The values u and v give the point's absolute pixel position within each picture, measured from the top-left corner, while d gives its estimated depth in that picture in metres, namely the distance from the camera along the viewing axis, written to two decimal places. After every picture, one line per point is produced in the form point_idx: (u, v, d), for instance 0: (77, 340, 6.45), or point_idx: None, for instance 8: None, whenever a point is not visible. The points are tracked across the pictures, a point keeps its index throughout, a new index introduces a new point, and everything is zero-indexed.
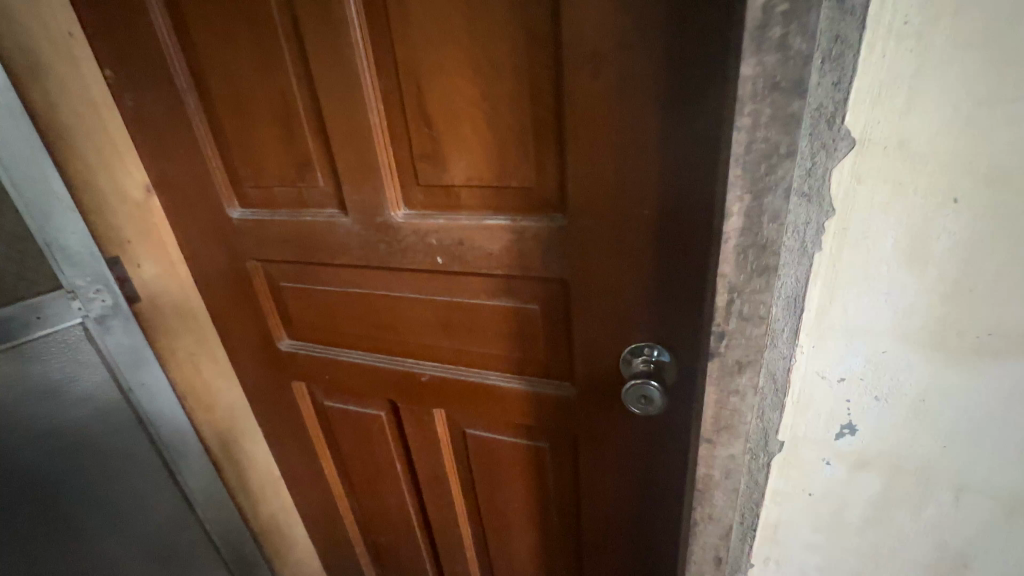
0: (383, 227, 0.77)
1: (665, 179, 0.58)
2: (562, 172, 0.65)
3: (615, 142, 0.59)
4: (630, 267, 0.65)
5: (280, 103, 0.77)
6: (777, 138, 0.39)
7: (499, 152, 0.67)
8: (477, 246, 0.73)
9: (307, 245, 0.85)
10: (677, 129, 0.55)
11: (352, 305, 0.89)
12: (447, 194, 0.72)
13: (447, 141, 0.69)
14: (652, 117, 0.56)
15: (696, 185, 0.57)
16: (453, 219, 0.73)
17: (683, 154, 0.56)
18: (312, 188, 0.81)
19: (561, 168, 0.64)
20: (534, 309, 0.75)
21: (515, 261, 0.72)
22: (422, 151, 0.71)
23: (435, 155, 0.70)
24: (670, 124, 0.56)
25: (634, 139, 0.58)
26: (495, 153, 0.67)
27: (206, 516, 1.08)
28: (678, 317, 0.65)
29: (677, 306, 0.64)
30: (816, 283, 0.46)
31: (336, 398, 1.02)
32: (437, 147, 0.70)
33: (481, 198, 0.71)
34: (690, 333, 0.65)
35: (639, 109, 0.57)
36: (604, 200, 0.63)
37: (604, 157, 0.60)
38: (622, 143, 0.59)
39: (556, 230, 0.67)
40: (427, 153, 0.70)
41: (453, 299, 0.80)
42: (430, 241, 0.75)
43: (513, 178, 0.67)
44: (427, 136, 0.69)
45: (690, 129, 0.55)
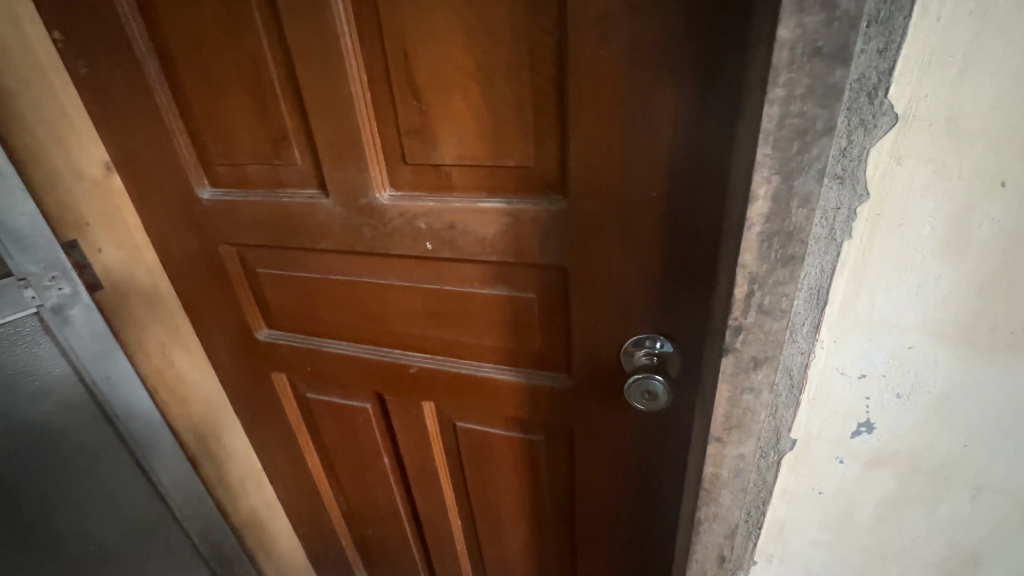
0: (367, 209, 0.72)
1: (677, 158, 0.54)
2: (563, 151, 0.60)
3: (622, 117, 0.54)
4: (634, 254, 0.61)
5: (252, 73, 0.70)
6: (814, 112, 0.35)
7: (495, 129, 0.61)
8: (469, 230, 0.68)
9: (285, 228, 0.79)
10: (691, 105, 0.51)
11: (335, 293, 0.83)
12: (438, 174, 0.67)
13: (438, 116, 0.63)
14: (663, 91, 0.52)
15: (709, 166, 0.53)
16: (445, 202, 0.68)
17: (697, 131, 0.52)
18: (289, 167, 0.74)
19: (563, 146, 0.59)
20: (531, 298, 0.71)
21: (510, 247, 0.67)
22: (409, 127, 0.65)
23: (424, 132, 0.64)
24: (684, 98, 0.51)
25: (644, 115, 0.53)
26: (491, 130, 0.62)
27: (183, 512, 1.03)
28: (683, 307, 0.61)
29: (683, 296, 0.61)
30: (842, 274, 0.42)
31: (319, 390, 0.97)
32: (426, 123, 0.64)
33: (475, 179, 0.66)
34: (696, 324, 0.61)
35: (650, 81, 0.52)
36: (609, 181, 0.58)
37: (610, 135, 0.56)
38: (630, 118, 0.54)
39: (556, 213, 0.63)
40: (416, 129, 0.65)
41: (443, 287, 0.75)
42: (419, 224, 0.70)
43: (510, 157, 0.62)
44: (415, 110, 0.63)
45: (705, 104, 0.50)
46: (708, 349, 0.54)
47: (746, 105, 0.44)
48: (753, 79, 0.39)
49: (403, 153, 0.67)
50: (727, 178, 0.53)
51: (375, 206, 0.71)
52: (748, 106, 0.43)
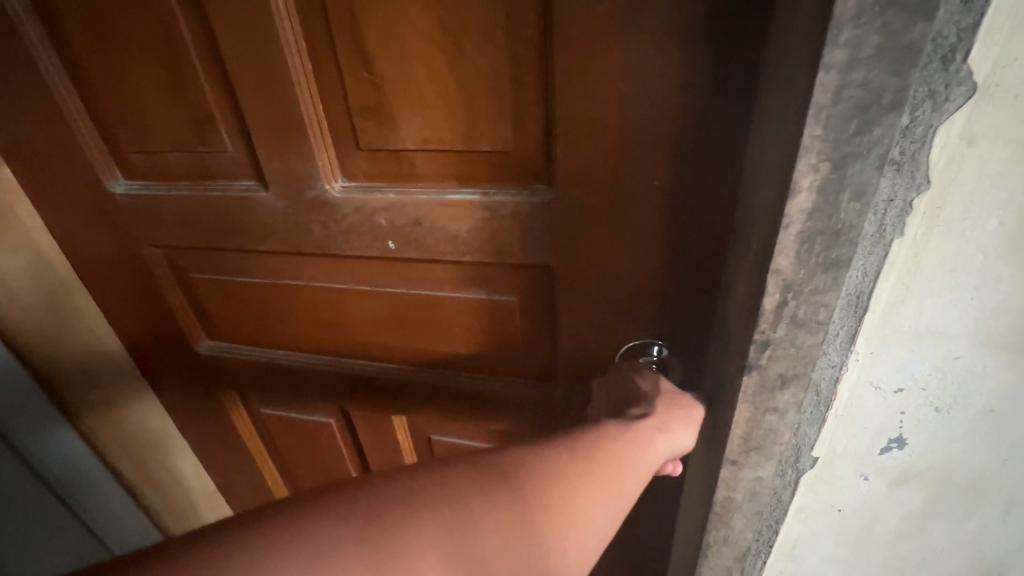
0: (316, 204, 0.61)
1: (682, 140, 0.46)
2: (546, 132, 0.51)
3: (620, 90, 0.46)
4: (630, 249, 0.54)
5: (162, 38, 0.57)
6: (880, 82, 0.27)
7: (466, 108, 0.52)
8: (439, 226, 0.59)
9: (220, 228, 0.67)
10: (698, 77, 0.43)
11: (286, 300, 0.72)
12: (398, 162, 0.57)
13: (395, 91, 0.52)
14: (669, 59, 0.44)
15: (721, 149, 0.45)
16: (409, 193, 0.58)
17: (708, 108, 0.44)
18: (218, 155, 0.62)
19: (546, 127, 0.51)
20: (512, 301, 0.63)
21: (488, 244, 0.59)
22: (361, 104, 0.54)
23: (379, 111, 0.54)
24: (694, 68, 0.43)
25: (642, 90, 0.46)
26: (461, 107, 0.52)
27: (101, 527, 0.95)
28: (685, 309, 0.55)
29: (684, 297, 0.54)
30: (888, 277, 0.36)
31: (272, 408, 0.86)
32: (381, 99, 0.53)
33: (443, 166, 0.56)
34: (698, 328, 0.55)
35: (652, 47, 0.44)
36: (601, 167, 0.50)
37: (603, 112, 0.47)
38: (629, 91, 0.46)
39: (541, 204, 0.55)
40: (369, 107, 0.54)
41: (411, 291, 0.66)
42: (379, 220, 0.60)
43: (484, 140, 0.53)
44: (367, 83, 0.52)
45: (719, 75, 0.43)
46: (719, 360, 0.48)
47: (770, 75, 0.36)
48: (790, 40, 0.31)
49: (354, 137, 0.56)
50: (738, 165, 0.46)
51: (326, 199, 0.60)
52: (774, 76, 0.35)
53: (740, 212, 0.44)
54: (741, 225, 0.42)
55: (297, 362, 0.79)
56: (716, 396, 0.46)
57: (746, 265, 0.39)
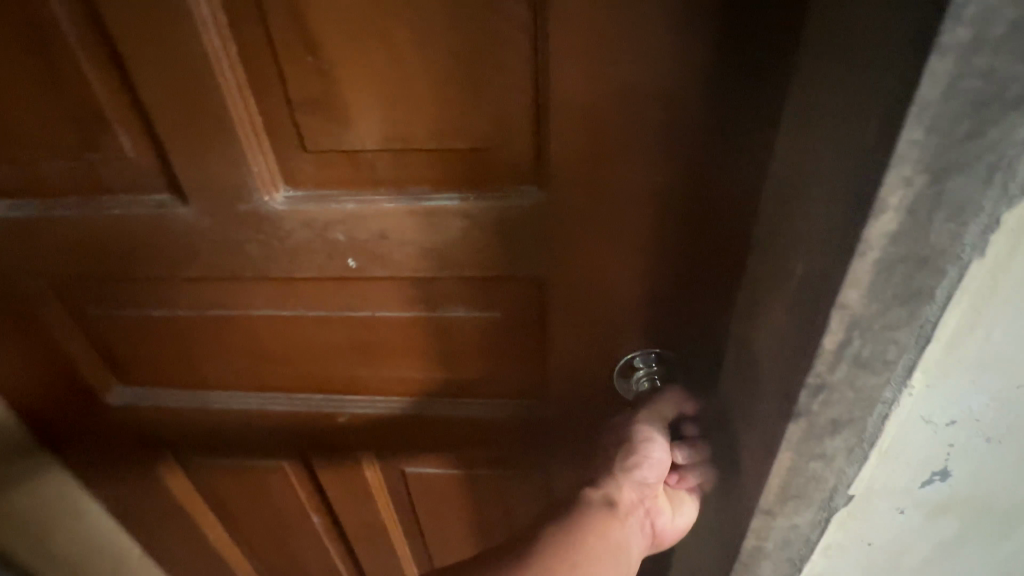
0: (251, 219, 0.49)
1: (692, 133, 0.40)
2: (535, 129, 0.43)
3: (623, 77, 0.39)
4: (634, 261, 0.47)
5: (17, 12, 0.42)
6: (1003, 71, 0.21)
7: (437, 100, 0.43)
8: (409, 240, 0.50)
9: (128, 252, 0.54)
10: (718, 63, 0.37)
11: (219, 333, 0.60)
12: (355, 165, 0.47)
13: (347, 78, 0.42)
14: (680, 41, 0.37)
15: (735, 142, 0.40)
16: (370, 203, 0.48)
17: (722, 95, 0.39)
18: (115, 163, 0.49)
19: (537, 123, 0.43)
20: (496, 318, 0.55)
21: (467, 257, 0.50)
22: (302, 94, 0.43)
23: (326, 103, 0.43)
24: (708, 49, 0.37)
25: (655, 77, 0.39)
26: (430, 97, 0.43)
27: None
28: (690, 318, 0.49)
29: (689, 305, 0.49)
30: (961, 303, 0.30)
31: (209, 462, 0.74)
32: (328, 89, 0.43)
33: (409, 168, 0.47)
34: (705, 337, 0.50)
35: (661, 28, 0.37)
36: (605, 168, 0.43)
37: (603, 105, 0.40)
38: (634, 80, 0.39)
39: (531, 212, 0.47)
40: (314, 98, 0.43)
41: (376, 314, 0.56)
42: (335, 235, 0.50)
43: (459, 137, 0.44)
44: (310, 67, 0.42)
45: (736, 58, 0.37)
46: (744, 395, 0.41)
47: (816, 59, 0.30)
48: (858, 12, 0.24)
49: (297, 134, 0.45)
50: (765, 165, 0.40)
51: (266, 212, 0.49)
52: (820, 59, 0.29)
53: (768, 222, 0.37)
54: (772, 237, 0.36)
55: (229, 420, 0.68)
56: (748, 434, 0.40)
57: (791, 292, 0.33)
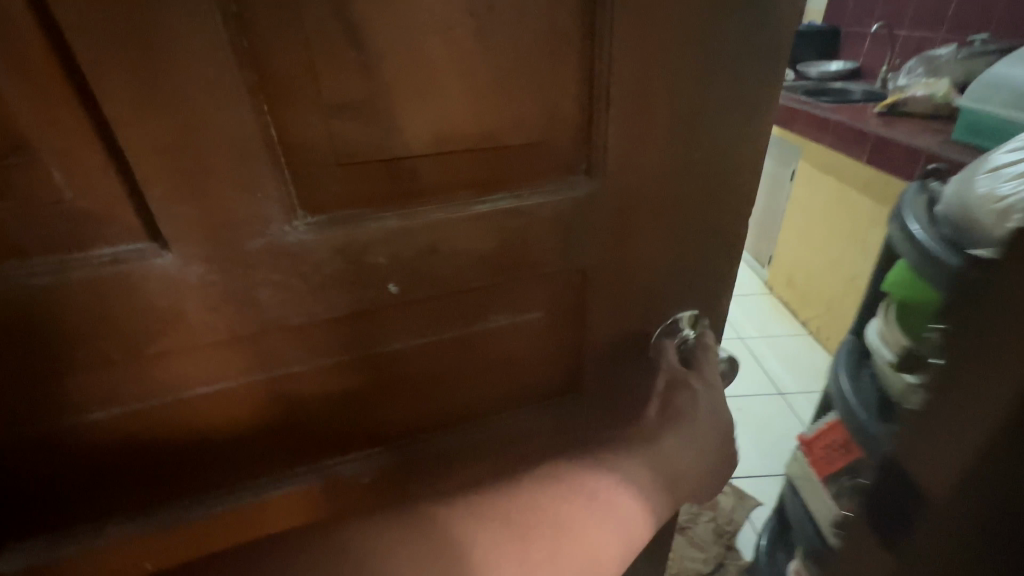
0: (268, 254, 0.40)
1: (720, 117, 0.45)
2: (590, 122, 0.43)
3: (674, 68, 0.42)
4: (670, 235, 0.51)
5: None
6: None
7: (496, 96, 0.40)
8: (457, 250, 0.45)
9: (62, 338, 0.38)
10: (742, 54, 0.43)
11: (203, 414, 0.46)
12: (398, 175, 0.41)
13: (398, 76, 0.37)
14: (720, 33, 0.41)
15: (750, 117, 0.46)
16: (419, 217, 0.43)
17: (746, 80, 0.44)
18: (39, 210, 0.34)
19: (595, 116, 0.43)
20: (540, 317, 0.54)
21: (519, 258, 0.48)
22: (342, 96, 0.36)
23: (371, 105, 0.37)
24: (740, 40, 0.42)
25: (695, 67, 0.42)
26: (487, 93, 0.39)
27: None
28: (705, 278, 0.56)
29: (705, 267, 0.55)
30: None
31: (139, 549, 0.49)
32: (374, 90, 0.37)
33: (458, 172, 0.42)
34: (713, 291, 0.58)
35: (707, 23, 0.40)
36: (652, 152, 0.45)
37: (655, 93, 0.43)
38: (681, 70, 0.42)
39: (584, 206, 0.47)
40: (355, 100, 0.37)
41: (411, 343, 0.50)
42: (377, 258, 0.43)
43: (517, 132, 0.42)
44: (354, 64, 0.35)
45: (761, 48, 0.43)
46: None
47: None
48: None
49: (330, 145, 0.38)
50: (765, 135, 0.48)
51: (289, 244, 0.40)
52: None
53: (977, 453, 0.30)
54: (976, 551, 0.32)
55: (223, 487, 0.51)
56: None
57: None
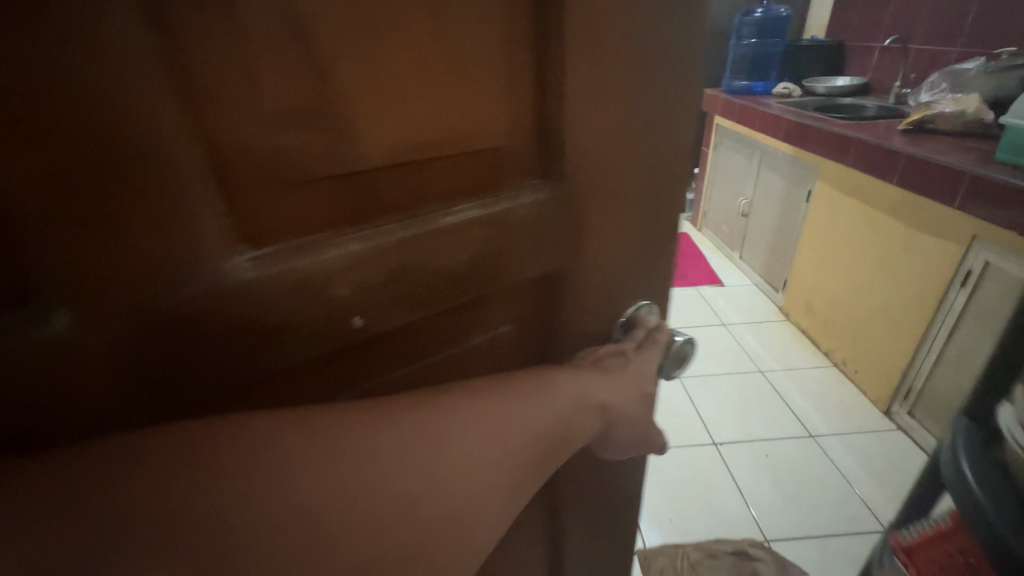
0: (204, 310, 0.27)
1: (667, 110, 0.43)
2: (541, 120, 0.39)
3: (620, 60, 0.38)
4: (637, 238, 0.49)
5: None
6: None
7: (456, 96, 0.34)
8: (429, 277, 0.37)
9: None
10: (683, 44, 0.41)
11: None
12: (359, 190, 0.32)
13: (346, 71, 0.28)
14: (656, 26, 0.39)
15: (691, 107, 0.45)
16: (390, 235, 0.34)
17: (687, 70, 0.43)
18: None
19: (548, 120, 0.39)
20: (509, 330, 0.48)
21: (491, 274, 0.41)
22: (282, 96, 0.27)
23: (319, 108, 0.28)
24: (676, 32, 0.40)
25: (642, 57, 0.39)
26: (444, 88, 0.33)
27: None
28: (663, 276, 0.53)
29: (665, 263, 0.52)
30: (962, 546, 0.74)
31: None
32: (321, 88, 0.28)
33: (425, 183, 0.35)
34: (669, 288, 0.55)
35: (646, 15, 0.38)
36: (615, 152, 0.42)
37: (600, 85, 0.38)
38: (628, 62, 0.39)
39: (546, 211, 0.41)
40: (297, 104, 0.27)
41: (372, 388, 0.41)
42: (343, 294, 0.32)
43: (479, 131, 0.36)
44: (297, 58, 0.27)
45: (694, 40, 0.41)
46: None
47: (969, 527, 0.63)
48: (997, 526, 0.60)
49: (269, 160, 0.28)
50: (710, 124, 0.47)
51: (228, 292, 0.27)
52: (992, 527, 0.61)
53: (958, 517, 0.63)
54: None
55: (91, 472, 0.24)
56: None
57: None
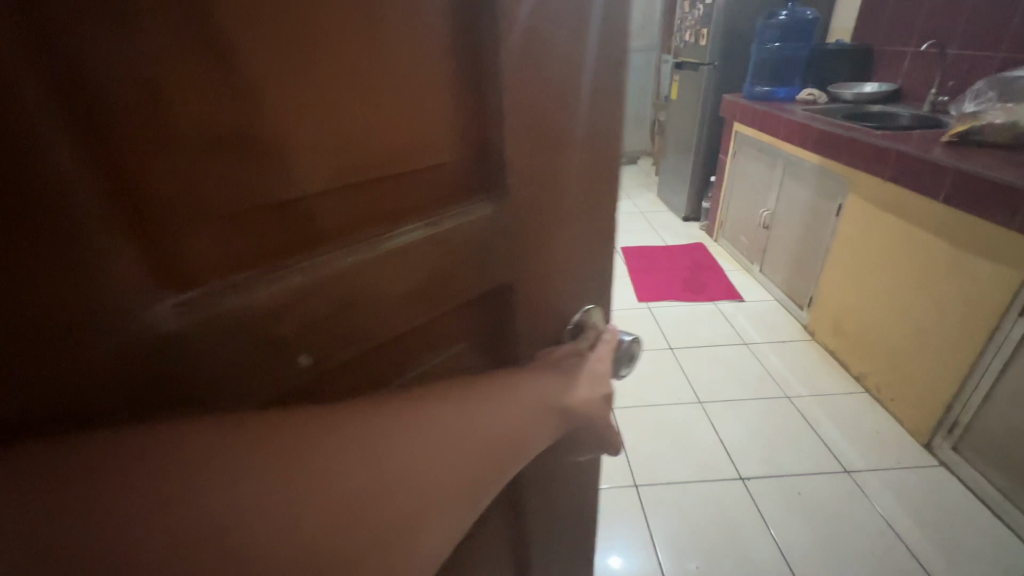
0: (134, 386, 0.21)
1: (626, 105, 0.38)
2: (481, 123, 0.31)
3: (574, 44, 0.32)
4: (594, 250, 0.42)
5: None
6: None
7: (388, 100, 0.26)
8: (382, 306, 0.30)
9: None
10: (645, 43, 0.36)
11: None
12: (286, 226, 0.24)
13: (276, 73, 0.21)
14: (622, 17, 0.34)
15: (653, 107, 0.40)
16: (323, 271, 0.26)
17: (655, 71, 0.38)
18: None
19: (490, 128, 0.31)
20: (461, 350, 0.39)
21: (445, 294, 0.34)
22: (201, 121, 0.20)
23: (243, 127, 0.21)
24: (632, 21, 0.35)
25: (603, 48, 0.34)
26: (380, 84, 0.25)
27: None
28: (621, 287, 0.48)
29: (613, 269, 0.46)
30: None
31: None
32: (246, 96, 0.20)
33: (381, 199, 0.28)
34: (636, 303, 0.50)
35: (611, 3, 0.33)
36: (568, 156, 0.35)
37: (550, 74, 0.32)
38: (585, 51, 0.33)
39: (490, 229, 0.34)
40: (223, 124, 0.20)
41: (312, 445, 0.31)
42: (286, 344, 0.26)
43: (422, 130, 0.28)
44: (208, 70, 0.19)
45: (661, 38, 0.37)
46: None
47: None
48: None
49: (191, 199, 0.20)
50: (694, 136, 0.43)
51: (157, 354, 0.21)
52: None
53: None
54: None
55: None
56: None
57: None
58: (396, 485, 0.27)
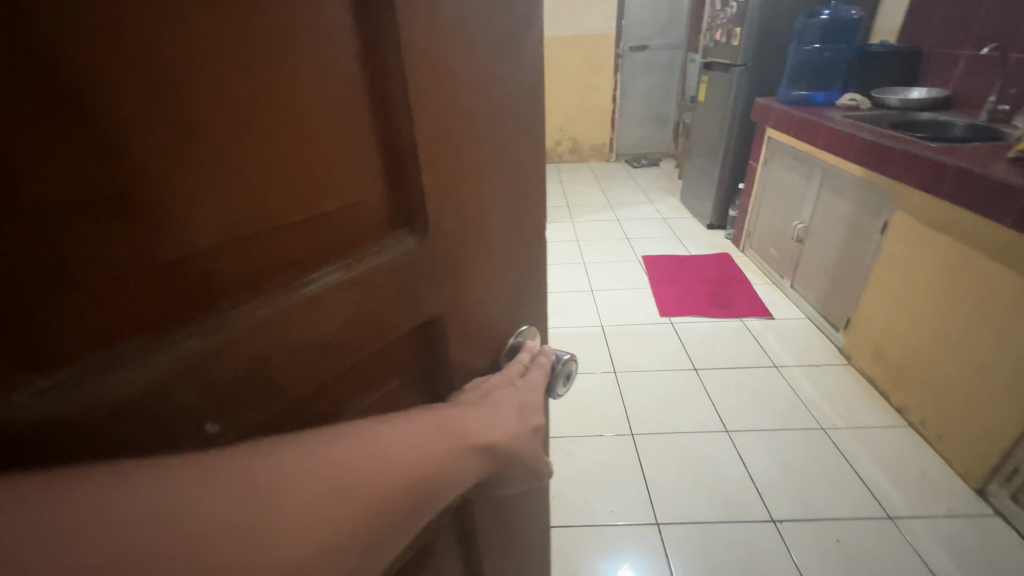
0: None
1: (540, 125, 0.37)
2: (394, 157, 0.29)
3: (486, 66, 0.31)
4: (522, 269, 0.41)
5: None
6: None
7: (291, 139, 0.23)
8: (297, 361, 0.27)
9: None
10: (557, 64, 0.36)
11: None
12: (183, 288, 0.22)
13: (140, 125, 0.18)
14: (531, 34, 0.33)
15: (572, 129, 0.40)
16: (227, 330, 0.23)
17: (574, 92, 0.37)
18: None
19: (403, 160, 0.29)
20: (397, 387, 0.37)
21: (373, 337, 0.31)
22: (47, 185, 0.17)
23: (115, 181, 0.19)
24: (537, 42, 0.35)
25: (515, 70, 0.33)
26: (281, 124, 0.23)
27: None
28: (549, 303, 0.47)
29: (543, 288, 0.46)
30: None
31: None
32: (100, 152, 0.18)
33: (288, 246, 0.25)
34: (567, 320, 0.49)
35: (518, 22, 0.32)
36: (487, 182, 0.34)
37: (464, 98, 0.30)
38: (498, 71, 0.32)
39: (417, 264, 0.32)
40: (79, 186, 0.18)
41: None
42: (180, 415, 0.23)
43: (334, 167, 0.26)
44: (59, 126, 0.17)
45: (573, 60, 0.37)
46: None
47: None
48: None
49: (56, 265, 0.18)
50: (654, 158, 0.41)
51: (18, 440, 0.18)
52: None
53: None
54: None
55: None
56: None
57: None
58: (291, 535, 0.22)
